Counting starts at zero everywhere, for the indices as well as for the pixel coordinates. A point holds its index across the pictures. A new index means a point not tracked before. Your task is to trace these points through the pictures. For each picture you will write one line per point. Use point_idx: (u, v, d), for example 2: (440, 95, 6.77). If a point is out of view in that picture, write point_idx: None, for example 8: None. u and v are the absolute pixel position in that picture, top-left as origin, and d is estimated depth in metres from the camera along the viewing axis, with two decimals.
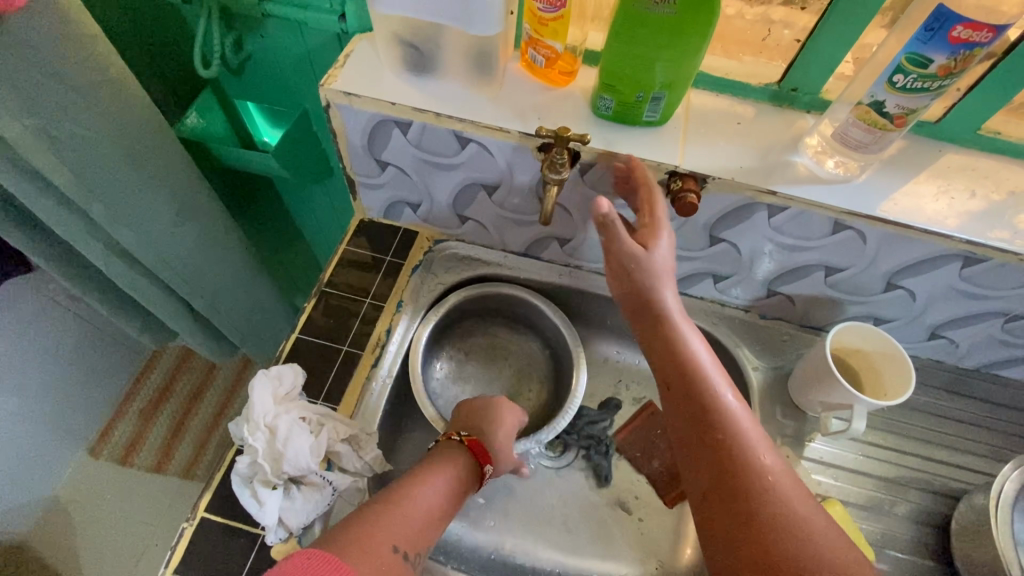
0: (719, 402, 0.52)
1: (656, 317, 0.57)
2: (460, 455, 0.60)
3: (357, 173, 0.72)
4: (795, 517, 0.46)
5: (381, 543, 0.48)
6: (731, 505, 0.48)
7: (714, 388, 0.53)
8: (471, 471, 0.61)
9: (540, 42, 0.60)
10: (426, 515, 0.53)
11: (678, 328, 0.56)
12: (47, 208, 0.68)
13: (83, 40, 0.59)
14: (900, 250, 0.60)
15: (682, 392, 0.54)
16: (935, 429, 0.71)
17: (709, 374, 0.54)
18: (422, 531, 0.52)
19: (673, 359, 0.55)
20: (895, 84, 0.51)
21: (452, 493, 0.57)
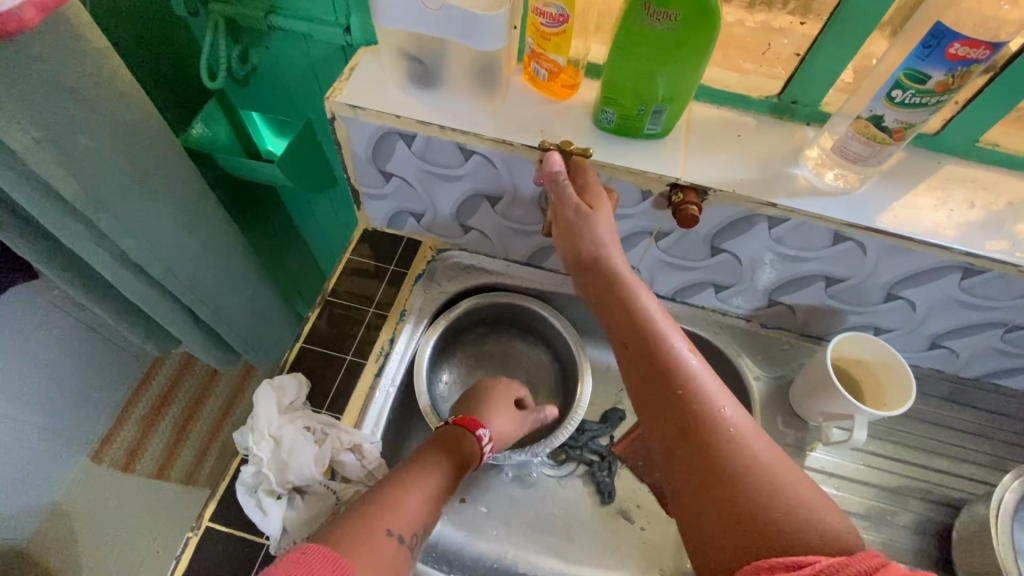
0: (675, 360, 0.53)
1: (609, 287, 0.59)
2: (459, 436, 0.61)
3: (361, 183, 0.73)
4: (757, 461, 0.47)
5: (374, 528, 0.49)
6: (692, 451, 0.49)
7: (670, 347, 0.54)
8: (469, 446, 0.61)
9: (543, 56, 0.60)
10: (422, 498, 0.53)
11: (630, 289, 0.58)
12: (55, 217, 0.69)
13: (93, 55, 0.60)
14: (899, 262, 0.61)
15: (639, 355, 0.55)
16: (935, 438, 0.72)
17: (661, 329, 0.56)
18: (417, 512, 0.52)
19: (628, 318, 0.57)
20: (894, 99, 0.52)
21: (450, 475, 0.57)
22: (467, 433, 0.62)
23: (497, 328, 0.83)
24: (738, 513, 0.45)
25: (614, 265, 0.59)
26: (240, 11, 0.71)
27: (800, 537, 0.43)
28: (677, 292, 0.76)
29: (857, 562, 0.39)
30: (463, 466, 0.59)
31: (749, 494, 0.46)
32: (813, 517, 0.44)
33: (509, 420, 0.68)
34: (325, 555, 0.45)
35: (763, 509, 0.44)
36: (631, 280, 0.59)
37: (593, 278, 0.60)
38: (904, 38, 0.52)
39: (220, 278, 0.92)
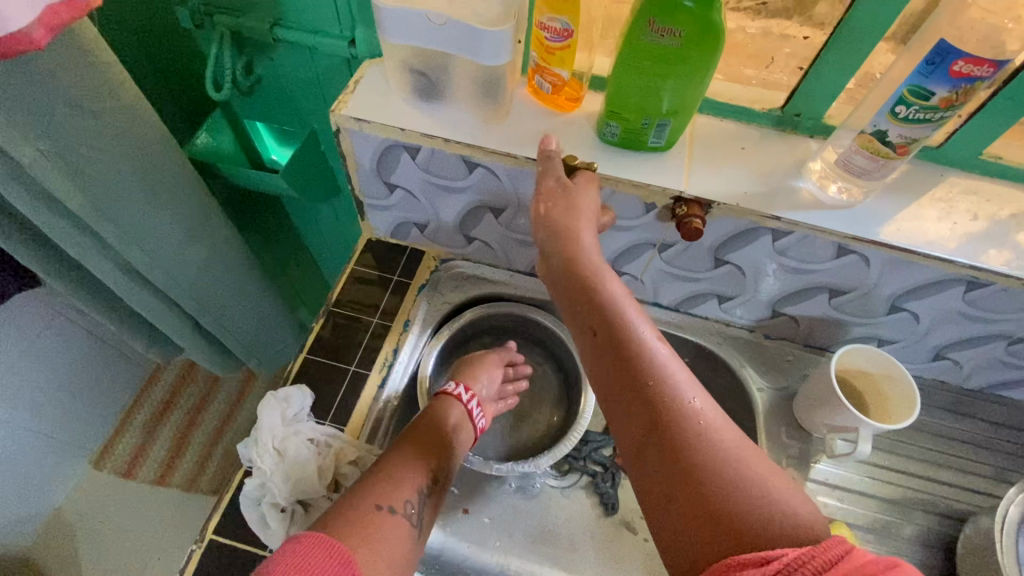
0: (645, 351, 0.51)
1: (577, 275, 0.56)
2: (441, 405, 0.67)
3: (365, 194, 0.73)
4: (727, 456, 0.45)
5: (365, 503, 0.53)
6: (661, 448, 0.47)
7: (638, 338, 0.52)
8: (451, 409, 0.67)
9: (547, 70, 0.61)
10: (410, 469, 0.58)
11: (599, 278, 0.55)
12: (60, 228, 0.69)
13: (100, 68, 0.61)
14: (903, 274, 0.61)
15: (607, 347, 0.53)
16: (939, 449, 0.71)
17: (630, 321, 0.53)
18: (406, 483, 0.56)
19: (597, 309, 0.54)
20: (898, 114, 0.52)
21: (436, 446, 0.62)
22: (449, 399, 0.68)
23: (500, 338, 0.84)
24: (708, 514, 0.43)
25: (583, 252, 0.56)
26: (245, 24, 0.72)
27: (772, 536, 0.41)
28: (680, 303, 0.76)
29: (822, 552, 0.37)
30: (448, 436, 0.64)
31: (718, 493, 0.43)
32: (788, 511, 0.43)
33: (492, 377, 0.74)
34: (323, 544, 0.47)
35: (734, 509, 0.42)
36: (600, 267, 0.56)
37: (561, 268, 0.57)
38: (909, 52, 0.52)
39: (224, 286, 0.93)
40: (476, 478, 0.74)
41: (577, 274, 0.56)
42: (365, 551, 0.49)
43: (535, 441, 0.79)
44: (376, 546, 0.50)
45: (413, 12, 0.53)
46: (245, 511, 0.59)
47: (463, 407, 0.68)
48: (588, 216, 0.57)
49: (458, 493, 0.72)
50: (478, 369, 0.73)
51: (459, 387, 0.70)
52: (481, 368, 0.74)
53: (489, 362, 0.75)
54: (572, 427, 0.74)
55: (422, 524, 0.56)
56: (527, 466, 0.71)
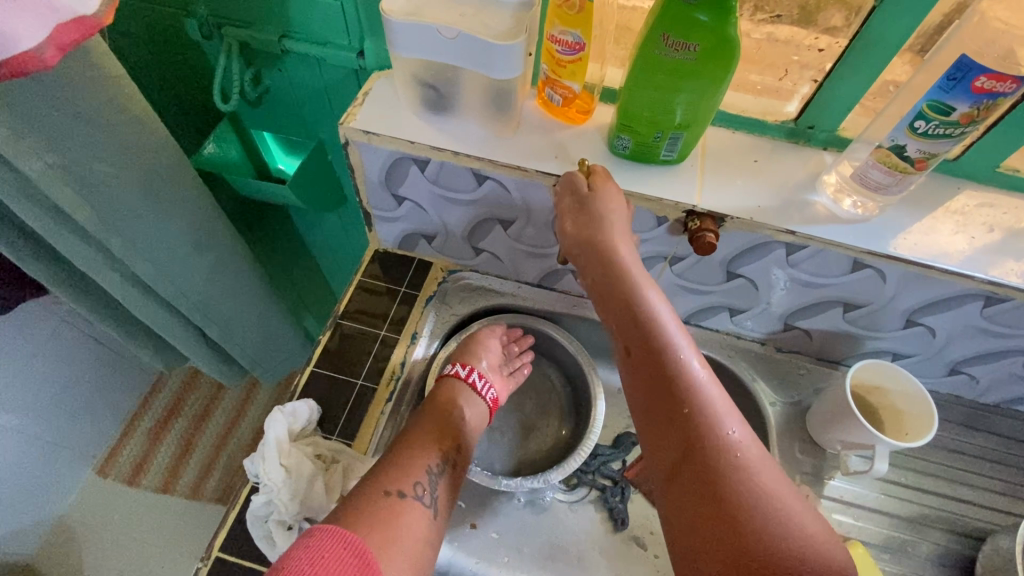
0: (686, 373, 0.50)
1: (618, 288, 0.55)
2: (439, 390, 0.66)
3: (373, 206, 0.73)
4: (760, 489, 0.46)
5: (375, 490, 0.54)
6: (697, 474, 0.47)
7: (680, 359, 0.51)
8: (456, 389, 0.67)
9: (557, 82, 0.60)
10: (417, 453, 0.58)
11: (642, 292, 0.54)
12: (68, 240, 0.69)
13: (108, 82, 0.60)
14: (920, 289, 0.60)
15: (645, 364, 0.52)
16: (955, 466, 0.70)
17: (675, 341, 0.52)
18: (414, 466, 0.56)
19: (637, 324, 0.53)
20: (916, 129, 0.51)
21: (442, 430, 0.61)
22: (450, 380, 0.68)
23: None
24: (739, 550, 0.44)
25: (624, 266, 0.55)
26: (253, 36, 0.71)
27: None
28: (691, 315, 0.75)
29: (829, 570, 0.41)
30: (454, 417, 0.64)
31: (749, 529, 0.44)
32: (815, 547, 0.44)
33: (494, 350, 0.73)
34: (335, 534, 0.48)
35: (765, 547, 0.43)
36: (643, 281, 0.55)
37: (601, 280, 0.56)
38: (929, 66, 0.51)
39: (230, 296, 0.92)
40: (484, 493, 0.73)
41: (619, 286, 0.55)
42: (377, 538, 0.49)
43: (543, 455, 0.78)
44: (390, 532, 0.51)
45: (424, 25, 0.52)
46: (252, 530, 0.58)
47: (462, 382, 0.68)
48: (625, 231, 0.57)
49: (466, 507, 0.72)
50: (479, 343, 0.73)
51: (457, 366, 0.70)
52: (481, 343, 0.73)
53: (486, 334, 0.74)
54: (582, 441, 0.72)
55: (438, 505, 0.56)
56: (536, 481, 0.69)
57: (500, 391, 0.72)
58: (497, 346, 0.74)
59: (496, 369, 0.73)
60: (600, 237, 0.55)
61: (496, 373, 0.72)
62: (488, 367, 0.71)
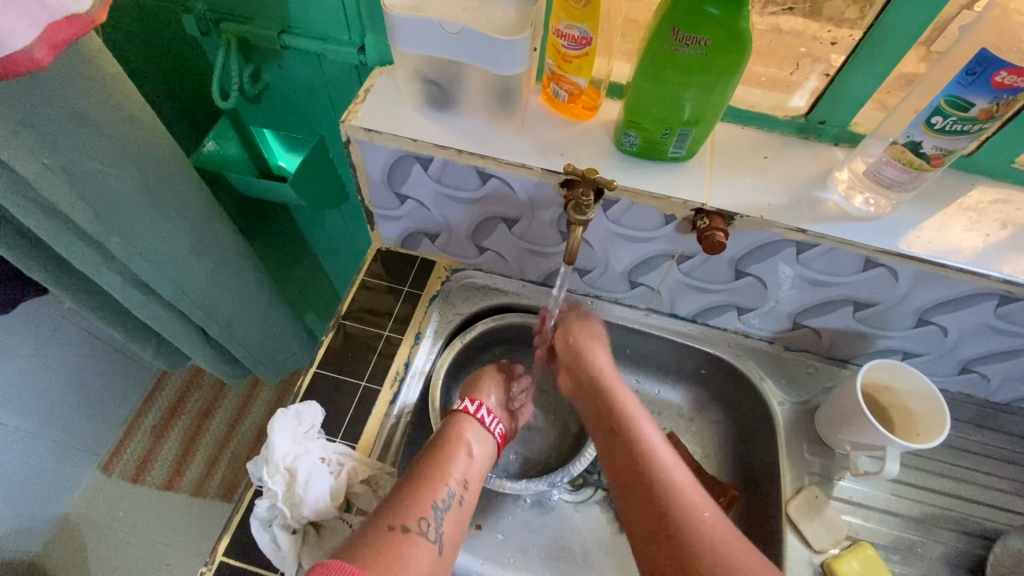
0: (654, 456, 0.58)
1: (597, 391, 0.66)
2: (450, 424, 0.65)
3: (375, 204, 0.72)
4: (725, 556, 0.50)
5: (379, 525, 0.53)
6: (667, 544, 0.52)
7: (649, 444, 0.59)
8: (466, 425, 0.65)
9: (563, 78, 0.59)
10: (426, 488, 0.57)
11: (617, 393, 0.65)
12: (66, 241, 0.68)
13: (106, 82, 0.59)
14: (933, 288, 0.59)
15: (620, 448, 0.60)
16: (966, 465, 0.69)
17: (645, 431, 0.61)
18: (419, 501, 0.55)
19: (612, 418, 0.63)
20: (933, 125, 0.50)
21: (452, 465, 0.60)
22: (458, 416, 0.66)
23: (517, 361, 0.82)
24: None
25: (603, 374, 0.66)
26: (251, 31, 0.70)
27: None
28: (698, 313, 0.74)
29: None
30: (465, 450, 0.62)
31: None
32: None
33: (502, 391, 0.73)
34: (332, 566, 0.46)
35: None
36: (618, 386, 0.66)
37: (585, 386, 0.67)
38: (946, 62, 0.51)
39: (231, 296, 0.91)
40: (489, 494, 0.73)
41: (598, 389, 0.65)
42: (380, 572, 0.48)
43: (548, 456, 0.77)
44: (392, 565, 0.49)
45: (427, 20, 0.51)
46: (254, 532, 0.57)
47: (472, 418, 0.66)
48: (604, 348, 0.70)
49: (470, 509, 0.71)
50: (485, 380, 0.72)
51: (466, 401, 0.68)
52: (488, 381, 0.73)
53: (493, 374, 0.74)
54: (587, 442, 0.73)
55: (443, 540, 0.54)
56: (540, 483, 0.68)
57: (507, 427, 0.71)
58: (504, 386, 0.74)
59: (502, 407, 0.72)
60: (586, 353, 0.68)
61: (503, 411, 0.71)
62: (494, 404, 0.70)
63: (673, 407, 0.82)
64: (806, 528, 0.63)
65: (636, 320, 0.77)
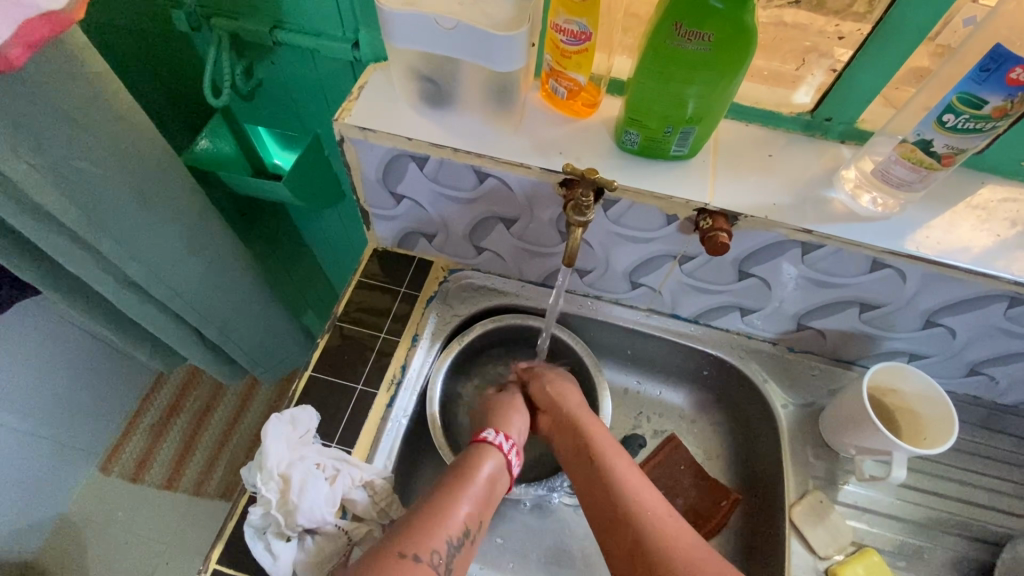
0: (622, 481, 0.58)
1: (565, 422, 0.66)
2: (475, 453, 0.61)
3: (371, 204, 0.70)
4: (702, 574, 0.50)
5: (390, 552, 0.50)
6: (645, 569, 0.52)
7: (617, 469, 0.60)
8: (490, 457, 0.61)
9: (562, 74, 0.57)
10: (444, 521, 0.54)
11: (585, 422, 0.65)
12: (55, 243, 0.66)
13: (92, 80, 0.58)
14: (942, 289, 0.58)
15: (590, 477, 0.60)
16: (973, 469, 0.68)
17: (612, 456, 0.61)
18: (436, 531, 0.53)
19: (581, 447, 0.63)
20: (945, 123, 0.48)
21: (472, 500, 0.57)
22: (480, 444, 0.62)
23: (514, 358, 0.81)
24: None
25: (570, 405, 0.67)
26: (243, 27, 0.69)
27: None
28: (701, 314, 0.73)
29: None
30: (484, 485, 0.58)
31: None
32: None
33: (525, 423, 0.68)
34: None
35: None
36: (585, 414, 0.66)
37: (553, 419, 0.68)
38: (959, 57, 0.49)
39: (226, 296, 0.90)
40: None
41: (567, 420, 0.66)
42: None
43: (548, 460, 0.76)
44: None
45: (421, 15, 0.49)
46: (248, 540, 0.56)
47: (499, 452, 0.62)
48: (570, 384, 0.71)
49: None
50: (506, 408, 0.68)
51: (491, 432, 0.64)
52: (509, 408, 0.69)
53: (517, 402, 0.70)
54: None
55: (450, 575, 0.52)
56: (549, 485, 0.69)
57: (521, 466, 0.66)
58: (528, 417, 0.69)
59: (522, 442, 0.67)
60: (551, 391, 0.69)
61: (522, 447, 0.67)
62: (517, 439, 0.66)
63: (674, 409, 0.81)
64: (810, 534, 0.62)
65: (637, 321, 0.75)
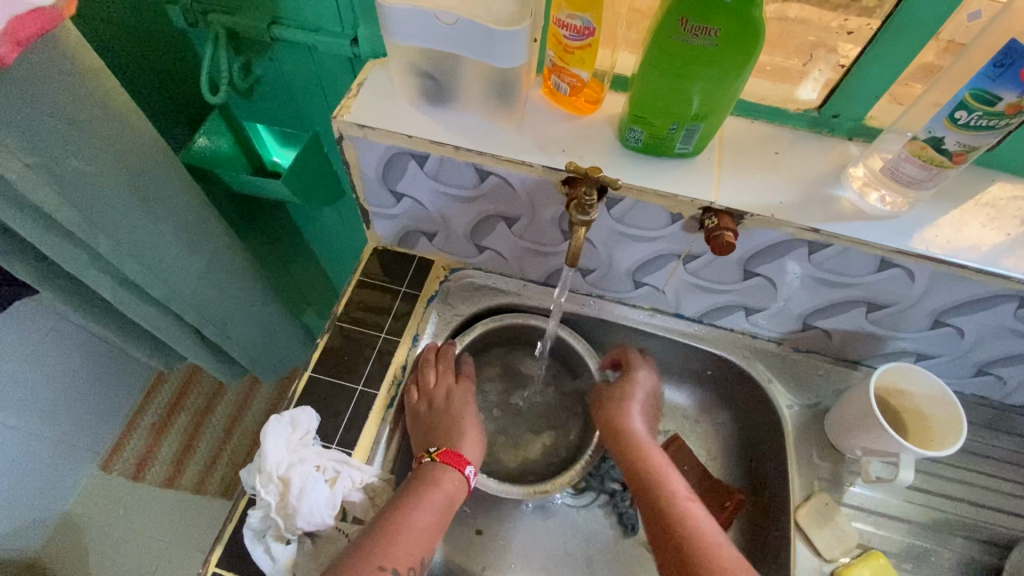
0: (674, 500, 0.58)
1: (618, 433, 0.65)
2: (435, 472, 0.60)
3: (370, 202, 0.69)
4: None
5: (369, 566, 0.51)
6: None
7: (670, 487, 0.59)
8: (445, 475, 0.60)
9: (565, 70, 0.56)
10: (417, 539, 0.54)
11: (640, 436, 0.64)
12: (52, 243, 0.66)
13: (87, 77, 0.57)
14: (951, 289, 0.57)
15: (643, 491, 0.60)
16: (980, 470, 0.67)
17: (665, 473, 0.60)
18: (407, 545, 0.54)
19: (633, 460, 0.62)
20: (957, 120, 0.47)
21: (440, 518, 0.57)
22: (446, 466, 0.61)
23: (524, 356, 0.80)
24: None
25: (625, 416, 0.66)
26: (240, 23, 0.68)
27: None
28: (704, 314, 0.72)
29: None
30: (444, 500, 0.58)
31: None
32: None
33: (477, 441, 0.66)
34: None
35: None
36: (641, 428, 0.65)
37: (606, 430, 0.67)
38: (967, 56, 0.48)
39: (225, 296, 0.89)
40: (489, 500, 0.71)
41: (619, 432, 0.65)
42: None
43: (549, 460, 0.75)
44: None
45: (422, 10, 0.48)
46: (247, 543, 0.55)
47: (456, 473, 0.61)
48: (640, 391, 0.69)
49: (471, 514, 0.70)
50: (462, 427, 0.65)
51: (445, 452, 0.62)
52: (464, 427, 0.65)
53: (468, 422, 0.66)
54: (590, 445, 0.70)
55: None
56: (551, 485, 0.67)
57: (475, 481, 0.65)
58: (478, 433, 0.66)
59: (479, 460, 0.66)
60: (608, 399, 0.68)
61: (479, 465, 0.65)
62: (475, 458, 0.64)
63: (677, 408, 0.80)
64: (816, 537, 0.62)
65: (639, 320, 0.75)
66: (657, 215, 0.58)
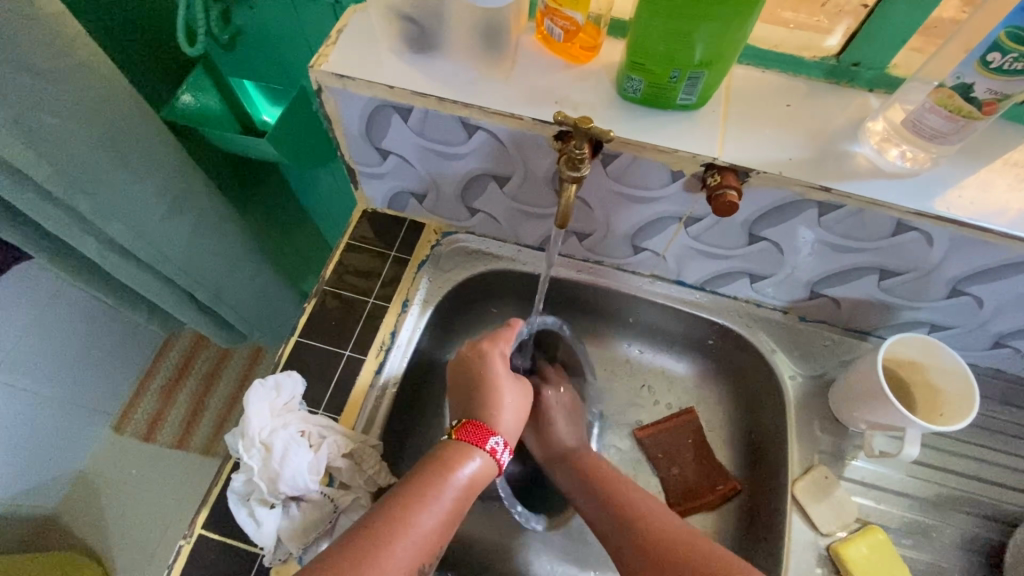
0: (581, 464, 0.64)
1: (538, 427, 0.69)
2: (455, 458, 0.54)
3: (357, 161, 0.66)
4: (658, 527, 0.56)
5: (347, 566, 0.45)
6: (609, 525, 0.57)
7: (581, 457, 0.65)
8: (461, 455, 0.55)
9: (557, 12, 0.51)
10: (414, 544, 0.48)
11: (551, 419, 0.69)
12: (30, 202, 0.64)
13: (49, 23, 0.53)
14: (972, 255, 0.53)
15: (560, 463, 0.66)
16: (993, 446, 0.64)
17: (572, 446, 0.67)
18: (396, 544, 0.47)
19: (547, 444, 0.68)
20: (989, 63, 0.43)
21: (446, 514, 0.51)
22: (464, 444, 0.56)
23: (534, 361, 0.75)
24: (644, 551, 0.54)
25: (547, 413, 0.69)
26: None
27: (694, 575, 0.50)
28: (707, 281, 0.69)
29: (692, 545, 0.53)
30: (460, 493, 0.52)
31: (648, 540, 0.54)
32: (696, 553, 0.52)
33: (517, 405, 0.61)
34: None
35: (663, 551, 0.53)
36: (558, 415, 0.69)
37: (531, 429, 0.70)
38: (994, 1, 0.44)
39: (216, 260, 0.88)
40: None
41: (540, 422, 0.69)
42: None
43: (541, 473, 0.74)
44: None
45: None
46: (232, 507, 0.55)
47: (477, 449, 0.55)
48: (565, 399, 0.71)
49: None
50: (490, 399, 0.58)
51: (465, 425, 0.57)
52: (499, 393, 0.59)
53: (509, 385, 0.60)
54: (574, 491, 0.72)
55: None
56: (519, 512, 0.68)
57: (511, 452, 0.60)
58: (521, 400, 0.61)
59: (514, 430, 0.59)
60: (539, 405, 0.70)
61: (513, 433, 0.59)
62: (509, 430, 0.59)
63: (676, 379, 0.78)
64: (813, 511, 0.60)
65: (639, 287, 0.72)
66: (657, 177, 0.55)
